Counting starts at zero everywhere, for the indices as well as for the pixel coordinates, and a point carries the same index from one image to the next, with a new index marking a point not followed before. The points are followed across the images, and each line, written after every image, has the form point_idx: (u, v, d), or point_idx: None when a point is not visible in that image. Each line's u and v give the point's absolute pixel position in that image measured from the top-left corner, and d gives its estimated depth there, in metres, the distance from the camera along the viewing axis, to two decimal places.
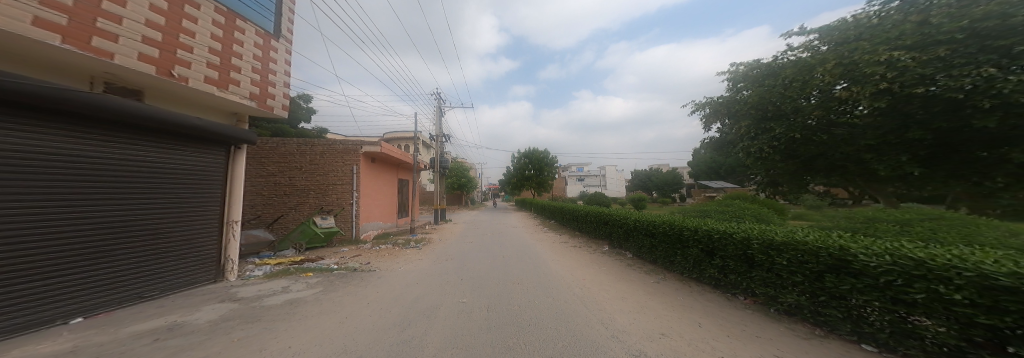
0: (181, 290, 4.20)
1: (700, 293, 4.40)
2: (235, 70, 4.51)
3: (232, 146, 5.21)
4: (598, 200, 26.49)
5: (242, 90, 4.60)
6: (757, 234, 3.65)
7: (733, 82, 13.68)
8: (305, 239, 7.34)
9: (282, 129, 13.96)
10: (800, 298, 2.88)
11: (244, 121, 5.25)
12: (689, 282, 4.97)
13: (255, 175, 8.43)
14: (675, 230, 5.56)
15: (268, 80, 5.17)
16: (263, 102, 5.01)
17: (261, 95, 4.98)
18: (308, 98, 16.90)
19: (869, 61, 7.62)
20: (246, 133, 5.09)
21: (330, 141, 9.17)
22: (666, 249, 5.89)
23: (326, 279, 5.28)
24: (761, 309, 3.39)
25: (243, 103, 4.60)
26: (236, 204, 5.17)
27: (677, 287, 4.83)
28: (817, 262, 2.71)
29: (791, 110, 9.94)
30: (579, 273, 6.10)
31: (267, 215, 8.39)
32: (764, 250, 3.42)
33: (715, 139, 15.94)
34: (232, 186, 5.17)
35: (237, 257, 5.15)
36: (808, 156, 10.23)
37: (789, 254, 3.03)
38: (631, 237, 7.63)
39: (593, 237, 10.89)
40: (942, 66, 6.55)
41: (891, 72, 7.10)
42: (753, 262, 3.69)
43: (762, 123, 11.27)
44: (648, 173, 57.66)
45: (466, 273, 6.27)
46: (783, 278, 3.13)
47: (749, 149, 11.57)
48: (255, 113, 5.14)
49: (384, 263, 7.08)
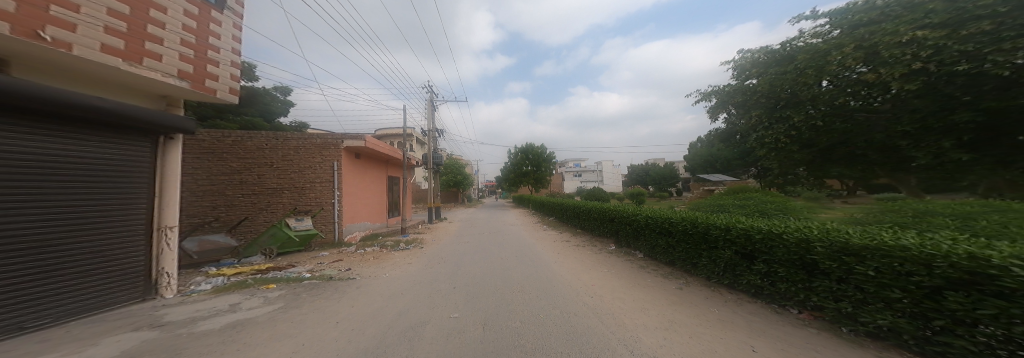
0: (85, 316, 3.24)
1: (739, 304, 3.72)
2: (153, 41, 3.62)
3: (162, 136, 4.28)
4: (598, 195, 25.95)
5: (167, 66, 3.73)
6: (821, 237, 3.01)
7: (739, 71, 12.96)
8: (276, 244, 6.58)
9: (253, 122, 12.90)
10: (897, 319, 2.27)
11: (177, 105, 4.39)
12: (720, 289, 4.29)
13: (215, 172, 7.27)
14: (699, 228, 4.85)
15: (208, 57, 4.30)
16: (201, 83, 4.16)
17: (198, 74, 4.13)
18: (286, 91, 15.79)
19: (889, 43, 7.22)
20: (179, 119, 4.20)
21: (306, 134, 8.31)
22: (686, 250, 5.19)
23: (290, 292, 4.47)
24: (831, 328, 2.80)
25: (167, 82, 3.73)
26: (172, 206, 4.28)
27: (706, 295, 4.13)
28: (928, 276, 2.07)
29: (806, 98, 9.28)
30: (588, 277, 5.41)
31: (233, 218, 7.34)
32: (833, 256, 2.83)
33: (721, 130, 15.23)
34: (164, 184, 4.25)
35: (174, 270, 4.28)
36: (823, 146, 9.59)
37: (878, 261, 2.43)
38: (640, 236, 6.93)
39: (596, 236, 10.16)
40: (988, 40, 5.93)
41: (927, 50, 6.55)
42: (815, 269, 3.07)
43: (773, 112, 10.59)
44: (646, 168, 57.21)
45: (459, 280, 5.49)
46: (868, 293, 2.53)
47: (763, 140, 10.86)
48: (192, 97, 4.28)
49: (366, 269, 6.32)
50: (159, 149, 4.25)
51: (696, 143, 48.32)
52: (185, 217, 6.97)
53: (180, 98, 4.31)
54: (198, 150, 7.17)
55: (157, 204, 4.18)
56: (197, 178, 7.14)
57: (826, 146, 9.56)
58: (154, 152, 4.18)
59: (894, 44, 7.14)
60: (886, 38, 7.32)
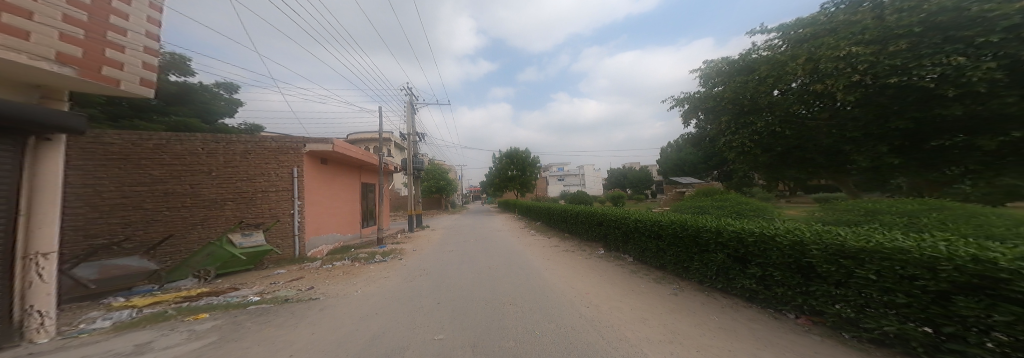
0: None
1: (736, 309, 3.23)
2: (19, 15, 2.50)
3: (32, 137, 2.98)
4: (581, 198, 26.18)
5: (40, 48, 2.61)
6: (816, 239, 2.61)
7: (705, 78, 13.51)
8: (214, 265, 5.54)
9: (186, 123, 11.27)
10: (904, 326, 1.91)
11: (55, 96, 3.13)
12: (714, 294, 3.90)
13: (129, 182, 5.92)
14: (690, 230, 4.49)
15: (107, 40, 3.18)
16: (96, 71, 3.03)
17: (91, 60, 3.01)
18: (233, 88, 14.06)
19: (828, 57, 7.74)
20: (63, 116, 3.00)
21: (256, 137, 7.22)
22: (678, 254, 4.88)
23: (227, 321, 3.45)
24: (828, 333, 2.44)
25: (42, 68, 2.62)
26: (50, 227, 3.04)
27: (700, 301, 3.68)
28: (935, 280, 1.73)
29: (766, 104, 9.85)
30: (580, 286, 5.07)
31: (156, 236, 6.07)
32: (829, 259, 2.44)
33: (693, 134, 15.91)
34: (34, 201, 2.94)
35: (52, 309, 3.08)
36: (781, 150, 10.17)
37: (878, 264, 2.06)
38: (628, 240, 6.76)
39: (584, 240, 9.93)
40: (910, 56, 6.46)
41: (862, 63, 7.04)
42: (812, 272, 2.67)
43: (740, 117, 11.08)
44: (622, 172, 59.35)
45: (442, 295, 4.85)
46: (870, 297, 2.15)
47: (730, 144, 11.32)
48: (79, 87, 3.11)
49: (333, 287, 5.28)
50: (28, 154, 2.94)
51: (669, 147, 50.93)
52: (82, 238, 5.51)
53: (64, 87, 3.08)
54: (106, 155, 5.76)
55: (24, 224, 2.87)
56: (103, 189, 5.73)
57: (784, 150, 10.09)
58: (21, 156, 2.88)
59: (832, 58, 7.67)
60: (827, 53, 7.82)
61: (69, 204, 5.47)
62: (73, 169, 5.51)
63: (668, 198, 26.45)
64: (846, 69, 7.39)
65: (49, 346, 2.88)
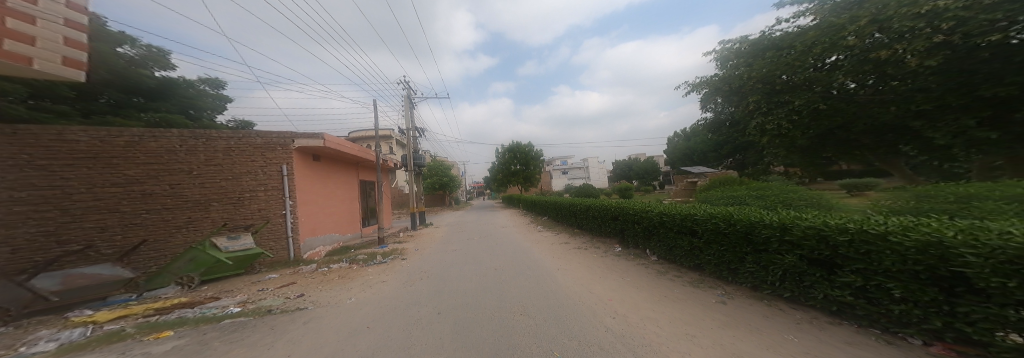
0: None
1: (819, 328, 2.40)
2: None
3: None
4: (587, 191, 25.44)
5: None
6: (969, 236, 1.57)
7: (723, 61, 12.74)
8: (198, 271, 5.10)
9: (170, 119, 10.86)
10: None
11: None
12: (778, 304, 3.09)
13: (100, 183, 5.46)
14: (737, 226, 3.68)
15: (7, 7, 2.60)
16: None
17: None
18: (218, 85, 13.60)
19: (905, 15, 6.75)
20: None
21: (240, 131, 6.77)
22: (721, 254, 4.09)
23: (190, 342, 2.94)
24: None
25: None
26: None
27: (761, 312, 2.92)
28: None
29: (805, 81, 9.05)
30: (599, 290, 4.47)
31: (133, 240, 5.64)
32: (990, 268, 1.41)
33: (708, 121, 15.05)
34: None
35: None
36: (819, 131, 9.34)
37: None
38: (649, 236, 6.13)
39: (597, 236, 9.30)
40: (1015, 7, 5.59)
41: (948, 21, 6.16)
42: (958, 285, 1.62)
43: (772, 97, 10.09)
44: (627, 164, 58.34)
45: (442, 304, 4.29)
46: None
47: (763, 127, 10.31)
48: None
49: (325, 293, 4.76)
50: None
51: (676, 137, 49.87)
52: (54, 244, 5.08)
53: None
54: (71, 153, 5.27)
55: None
56: (73, 191, 5.26)
57: (826, 130, 9.22)
58: None
59: (910, 16, 6.69)
60: (901, 10, 6.81)
61: (34, 208, 4.98)
62: (35, 170, 5.01)
63: (677, 189, 25.65)
64: (924, 29, 6.52)
65: None
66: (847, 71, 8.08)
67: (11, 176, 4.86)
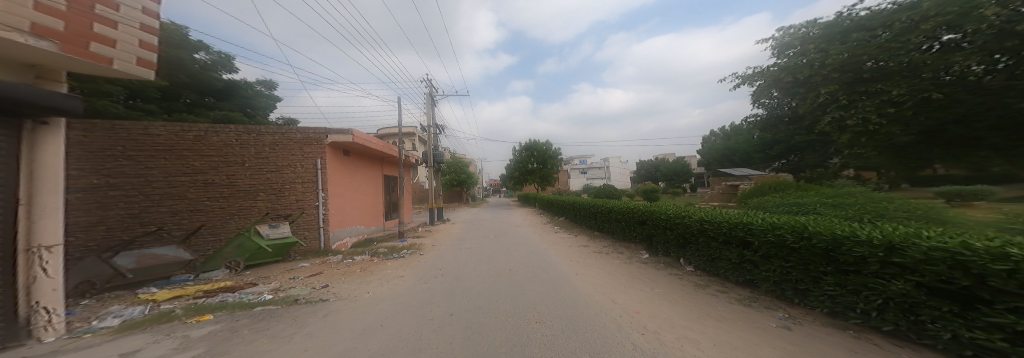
0: None
1: (883, 347, 1.98)
2: None
3: (28, 121, 2.85)
4: (607, 192, 24.28)
5: (20, 18, 2.44)
6: None
7: (783, 48, 11.28)
8: (243, 256, 5.63)
9: (231, 117, 11.95)
10: None
11: (49, 77, 3.08)
12: (820, 317, 2.62)
13: (174, 172, 6.11)
14: (768, 233, 3.17)
15: (96, 13, 3.00)
16: (84, 47, 2.89)
17: (77, 35, 2.86)
18: (271, 85, 14.99)
19: None
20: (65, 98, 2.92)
21: (283, 127, 7.34)
22: (744, 266, 3.60)
23: (224, 328, 3.18)
24: None
25: (27, 43, 2.47)
26: (54, 211, 2.95)
27: (804, 332, 2.50)
28: None
29: (913, 62, 6.17)
30: (625, 301, 4.11)
31: (197, 224, 6.27)
32: None
33: (760, 118, 13.44)
34: (34, 189, 2.84)
35: (62, 307, 2.96)
36: (919, 134, 6.18)
37: None
38: (674, 242, 5.64)
39: (619, 241, 8.79)
40: None
41: None
42: None
43: (859, 86, 7.21)
44: (655, 164, 55.20)
45: (455, 305, 4.29)
46: None
47: (839, 124, 7.37)
48: (77, 67, 3.04)
49: (347, 286, 5.30)
50: (24, 139, 2.82)
51: (712, 136, 45.99)
52: (138, 225, 5.74)
53: (60, 67, 3.04)
54: (154, 146, 5.95)
55: (24, 215, 2.75)
56: (154, 179, 5.93)
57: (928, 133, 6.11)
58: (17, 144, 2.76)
59: None
60: None
61: (124, 193, 5.66)
62: (126, 160, 5.71)
63: (712, 192, 23.64)
64: None
65: (50, 347, 2.66)
66: (986, 43, 5.37)
67: (108, 165, 5.57)
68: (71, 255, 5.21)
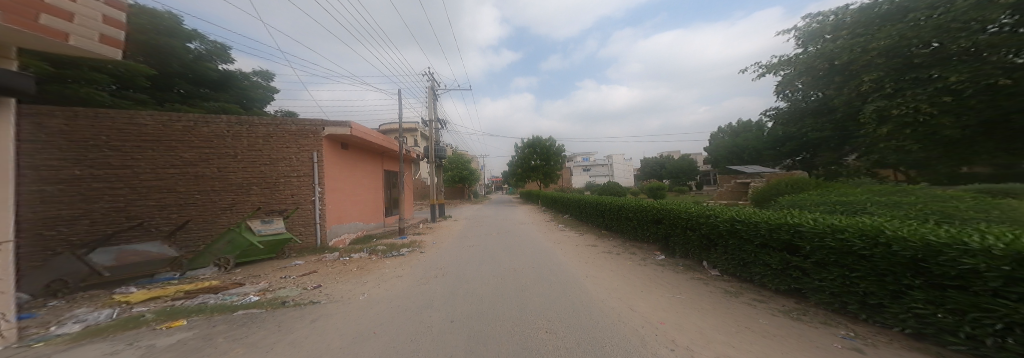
0: None
1: None
2: None
3: None
4: (611, 189, 23.73)
5: None
6: None
7: (809, 38, 10.62)
8: (234, 253, 5.32)
9: (226, 108, 11.73)
10: None
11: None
12: (897, 337, 2.14)
13: (162, 164, 5.81)
14: (822, 236, 2.69)
15: None
16: (36, 19, 2.42)
17: (29, 6, 2.39)
18: (268, 77, 14.72)
19: None
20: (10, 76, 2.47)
21: (278, 119, 7.02)
22: (786, 274, 3.14)
23: (197, 335, 2.81)
24: None
25: None
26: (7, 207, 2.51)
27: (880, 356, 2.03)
28: None
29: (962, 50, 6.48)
30: (642, 309, 3.68)
31: (186, 219, 5.96)
32: None
33: (783, 111, 12.64)
34: None
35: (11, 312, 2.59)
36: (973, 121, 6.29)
37: None
38: (690, 242, 5.22)
39: (629, 240, 8.27)
40: None
41: None
42: None
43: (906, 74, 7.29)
44: (659, 161, 54.20)
45: (457, 310, 3.92)
46: None
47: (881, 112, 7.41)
48: (27, 42, 2.58)
49: (341, 287, 4.98)
50: None
51: (719, 133, 45.05)
52: (124, 219, 5.46)
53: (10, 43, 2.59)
54: (140, 136, 5.62)
55: None
56: (141, 171, 5.62)
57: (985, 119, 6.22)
58: None
59: None
60: None
61: (109, 185, 5.36)
62: (110, 150, 5.38)
63: (721, 190, 22.90)
64: None
65: None
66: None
67: (90, 155, 5.25)
68: (49, 250, 4.90)
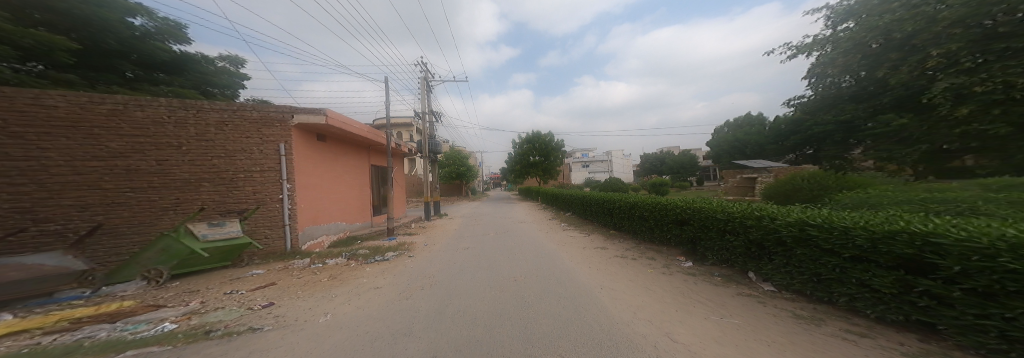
0: None
1: None
2: None
3: None
4: (614, 186, 22.82)
5: None
6: None
7: (847, 17, 9.69)
8: (168, 263, 4.34)
9: (179, 92, 10.84)
10: None
11: None
12: None
13: (83, 155, 4.76)
14: (981, 249, 1.66)
15: None
16: None
17: None
18: (235, 61, 13.96)
19: None
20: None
21: (236, 104, 5.98)
22: (903, 300, 2.20)
23: None
24: None
25: None
26: None
27: None
28: None
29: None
30: (685, 340, 2.75)
31: (115, 221, 4.94)
32: None
33: (807, 100, 11.76)
34: None
35: None
36: None
37: None
38: (730, 248, 4.32)
39: (644, 242, 7.39)
40: None
41: None
42: None
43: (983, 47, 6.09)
44: (660, 157, 53.34)
45: (440, 338, 2.98)
46: None
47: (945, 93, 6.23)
48: None
49: (300, 304, 4.02)
50: None
51: (722, 128, 44.22)
52: (31, 222, 4.44)
53: None
54: (48, 120, 4.55)
55: None
56: (52, 163, 4.57)
57: None
58: None
59: None
60: None
61: (8, 181, 4.31)
62: (8, 137, 4.33)
63: (727, 186, 22.15)
64: None
65: None
66: None
67: None
68: None
